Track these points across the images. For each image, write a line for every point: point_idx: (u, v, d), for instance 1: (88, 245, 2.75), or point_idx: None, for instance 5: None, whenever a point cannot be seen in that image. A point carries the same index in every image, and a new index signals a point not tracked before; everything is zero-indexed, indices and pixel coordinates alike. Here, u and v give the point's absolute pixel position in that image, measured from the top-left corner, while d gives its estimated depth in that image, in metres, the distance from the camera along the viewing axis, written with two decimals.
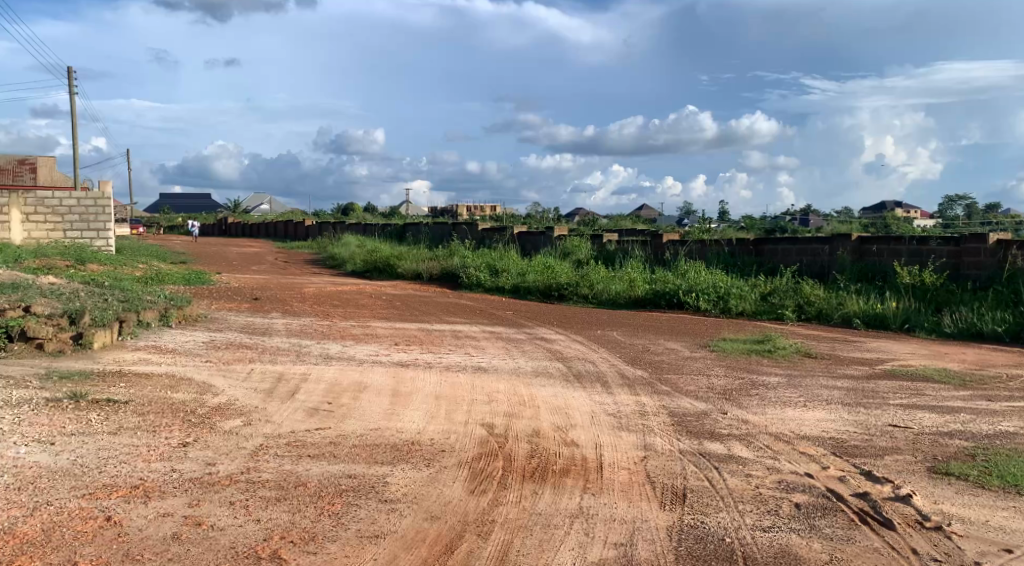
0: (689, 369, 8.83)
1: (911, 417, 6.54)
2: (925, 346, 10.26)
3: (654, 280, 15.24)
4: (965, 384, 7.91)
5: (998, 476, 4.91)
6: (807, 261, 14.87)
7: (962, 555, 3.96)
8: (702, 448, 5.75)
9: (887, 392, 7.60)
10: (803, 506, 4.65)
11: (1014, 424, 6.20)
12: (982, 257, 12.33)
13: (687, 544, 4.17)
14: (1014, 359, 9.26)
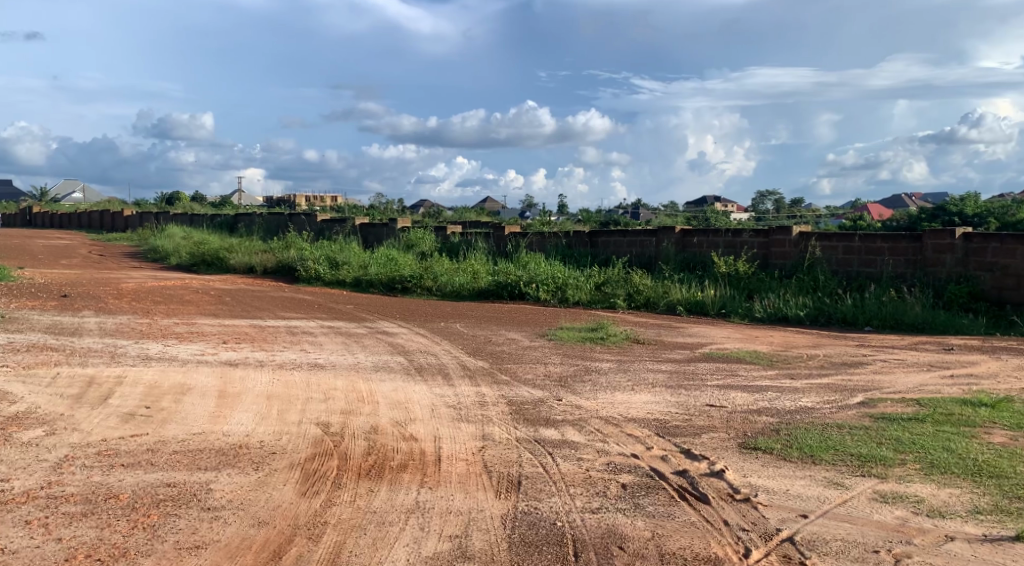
0: (527, 358, 9.05)
1: (725, 396, 7.08)
2: (740, 330, 11.07)
3: (496, 272, 15.47)
4: (773, 364, 8.63)
5: (797, 448, 5.40)
6: (636, 252, 15.64)
7: (766, 523, 4.30)
8: (537, 435, 5.90)
9: (706, 373, 8.17)
10: (628, 486, 4.89)
11: (812, 400, 6.85)
12: (787, 248, 13.48)
13: (520, 531, 4.27)
14: (815, 340, 10.21)
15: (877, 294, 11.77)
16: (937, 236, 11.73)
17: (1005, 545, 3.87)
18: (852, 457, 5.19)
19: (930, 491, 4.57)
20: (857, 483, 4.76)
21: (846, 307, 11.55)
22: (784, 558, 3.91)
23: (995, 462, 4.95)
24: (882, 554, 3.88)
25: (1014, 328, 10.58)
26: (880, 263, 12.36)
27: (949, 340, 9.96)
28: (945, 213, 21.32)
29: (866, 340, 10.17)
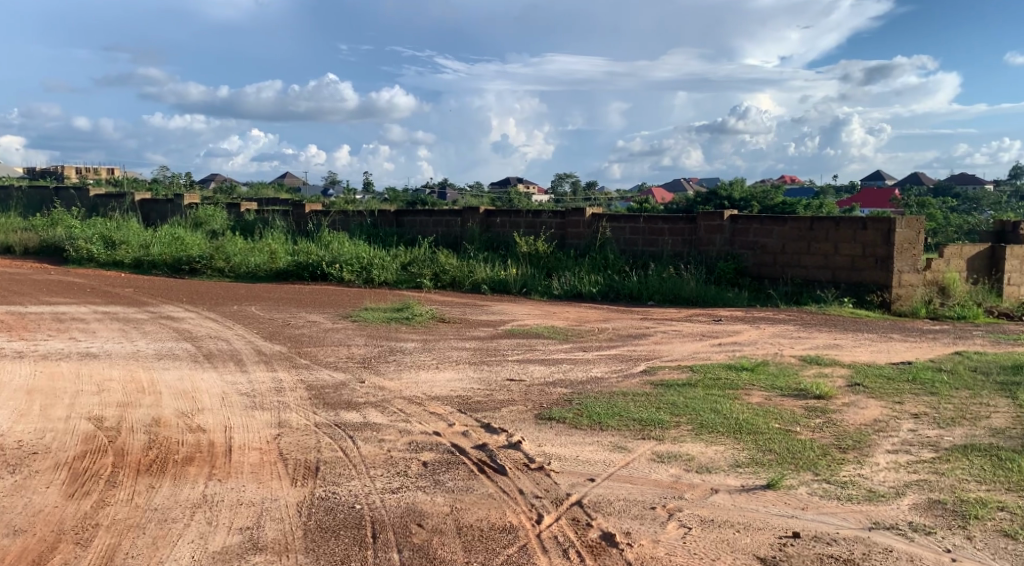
0: (328, 340, 8.83)
1: (524, 370, 7.36)
2: (540, 307, 11.50)
3: (295, 252, 14.91)
4: (568, 338, 9.07)
5: (587, 416, 5.72)
6: (442, 232, 15.73)
7: (558, 489, 4.53)
8: (337, 419, 5.79)
9: (507, 349, 8.43)
10: (429, 463, 4.94)
11: (602, 370, 7.29)
12: (581, 228, 14.13)
13: (316, 517, 4.18)
14: (606, 315, 10.83)
15: (659, 271, 12.70)
16: (709, 218, 12.84)
17: (759, 493, 4.35)
18: (634, 421, 5.59)
19: (700, 450, 5.02)
20: (638, 446, 5.13)
21: (633, 284, 12.35)
22: (573, 521, 4.13)
23: (753, 420, 5.53)
24: (658, 510, 4.21)
25: (772, 300, 11.85)
26: (662, 243, 13.33)
27: (719, 312, 10.97)
28: (717, 197, 23.43)
29: (650, 313, 10.95)
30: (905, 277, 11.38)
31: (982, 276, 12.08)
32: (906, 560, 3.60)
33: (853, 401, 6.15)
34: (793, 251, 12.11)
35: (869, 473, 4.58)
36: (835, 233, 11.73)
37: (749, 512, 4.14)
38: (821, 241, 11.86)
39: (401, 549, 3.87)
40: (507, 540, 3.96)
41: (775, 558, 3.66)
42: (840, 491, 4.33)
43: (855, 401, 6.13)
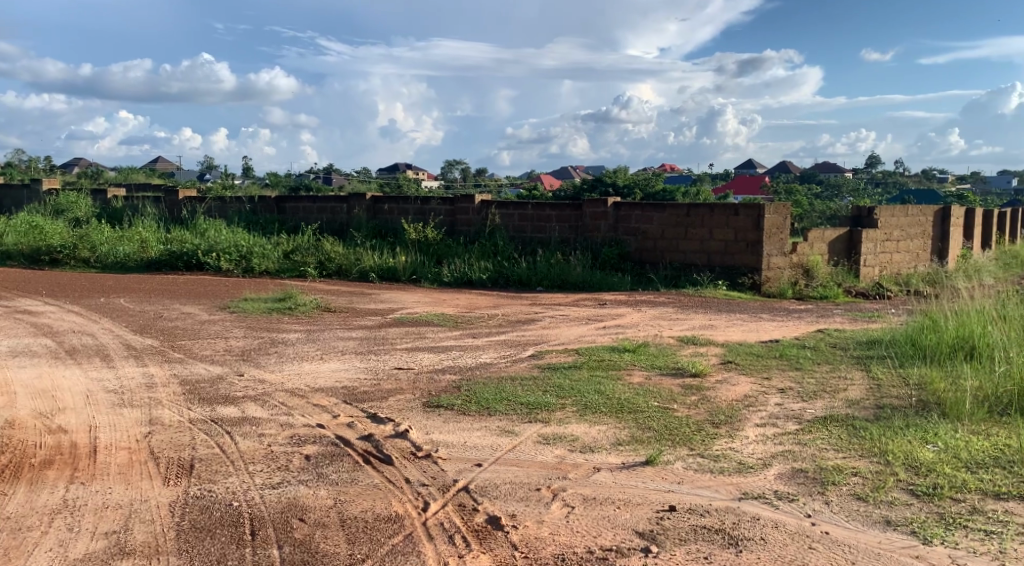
0: (205, 333, 8.46)
1: (412, 358, 7.30)
2: (429, 295, 11.42)
3: (169, 240, 14.19)
4: (457, 325, 9.06)
5: (475, 402, 5.73)
6: (326, 219, 15.35)
7: (444, 476, 4.52)
8: (214, 415, 5.56)
9: (395, 337, 8.34)
10: (312, 456, 4.82)
11: (491, 356, 7.33)
12: (470, 215, 14.12)
13: (190, 517, 4.00)
14: (494, 301, 10.88)
15: (546, 257, 12.87)
16: (594, 205, 13.10)
17: (639, 469, 4.49)
18: (521, 405, 5.65)
19: (583, 430, 5.13)
20: (524, 429, 5.19)
21: (521, 270, 12.46)
22: (459, 507, 4.13)
23: (634, 400, 5.71)
24: (543, 491, 4.28)
25: (653, 284, 12.25)
26: (549, 229, 13.50)
27: (603, 296, 11.23)
28: (602, 184, 23.98)
29: (538, 299, 11.08)
30: (774, 260, 12.01)
31: (842, 258, 12.91)
32: (771, 526, 3.80)
33: (726, 378, 6.46)
34: (672, 237, 12.54)
35: (740, 446, 4.82)
36: (710, 219, 12.23)
37: (629, 488, 4.27)
38: (698, 226, 12.33)
39: (281, 545, 3.77)
40: (392, 530, 3.92)
41: (653, 532, 3.79)
42: (712, 464, 4.54)
43: (727, 378, 6.44)
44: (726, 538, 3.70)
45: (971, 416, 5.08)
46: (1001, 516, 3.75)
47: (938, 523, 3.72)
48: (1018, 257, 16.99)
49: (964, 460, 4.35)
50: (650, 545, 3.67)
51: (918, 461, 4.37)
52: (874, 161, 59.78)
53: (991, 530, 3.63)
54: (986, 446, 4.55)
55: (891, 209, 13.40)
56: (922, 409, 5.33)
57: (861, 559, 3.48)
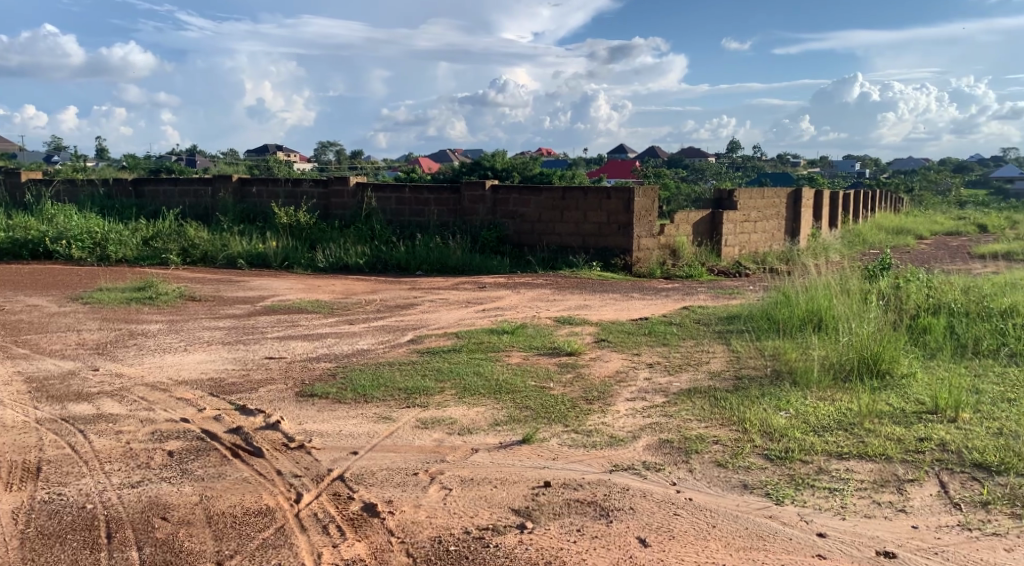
0: (55, 326, 7.88)
1: (285, 347, 7.08)
2: (303, 281, 11.10)
3: (11, 227, 13.10)
4: (332, 311, 8.86)
5: (351, 389, 5.63)
6: (189, 203, 14.60)
7: (318, 466, 4.41)
8: (64, 413, 5.19)
9: (266, 326, 8.05)
10: (176, 452, 4.60)
11: (368, 342, 7.22)
12: (345, 198, 13.80)
13: (37, 524, 3.73)
14: (371, 286, 10.72)
15: (424, 240, 12.77)
16: (471, 188, 13.10)
17: (515, 448, 4.55)
18: (399, 390, 5.60)
19: (462, 413, 5.14)
20: (402, 414, 5.14)
21: (399, 254, 12.32)
22: (333, 496, 4.05)
23: (511, 380, 5.77)
24: (420, 475, 4.26)
25: (530, 267, 12.42)
26: (427, 212, 13.40)
27: (482, 279, 11.28)
28: (480, 167, 24.05)
29: (416, 283, 11.00)
30: (643, 242, 12.43)
31: (705, 239, 13.52)
32: (639, 496, 3.95)
33: (599, 355, 6.65)
34: (547, 219, 12.74)
35: (612, 420, 4.97)
36: (583, 202, 12.50)
37: (505, 467, 4.32)
38: (572, 209, 12.58)
39: (141, 546, 3.58)
40: (263, 523, 3.80)
41: (527, 509, 3.84)
42: (585, 439, 4.66)
43: (600, 355, 6.62)
44: (597, 510, 3.81)
45: (819, 382, 5.48)
46: (843, 474, 4.06)
47: (789, 484, 3.99)
48: (861, 236, 18.41)
49: (812, 424, 4.68)
50: (525, 521, 3.73)
51: (772, 427, 4.66)
52: (735, 146, 63.02)
53: (834, 488, 3.92)
54: (831, 410, 4.91)
55: (750, 192, 14.16)
56: (775, 378, 5.69)
57: (721, 522, 3.68)
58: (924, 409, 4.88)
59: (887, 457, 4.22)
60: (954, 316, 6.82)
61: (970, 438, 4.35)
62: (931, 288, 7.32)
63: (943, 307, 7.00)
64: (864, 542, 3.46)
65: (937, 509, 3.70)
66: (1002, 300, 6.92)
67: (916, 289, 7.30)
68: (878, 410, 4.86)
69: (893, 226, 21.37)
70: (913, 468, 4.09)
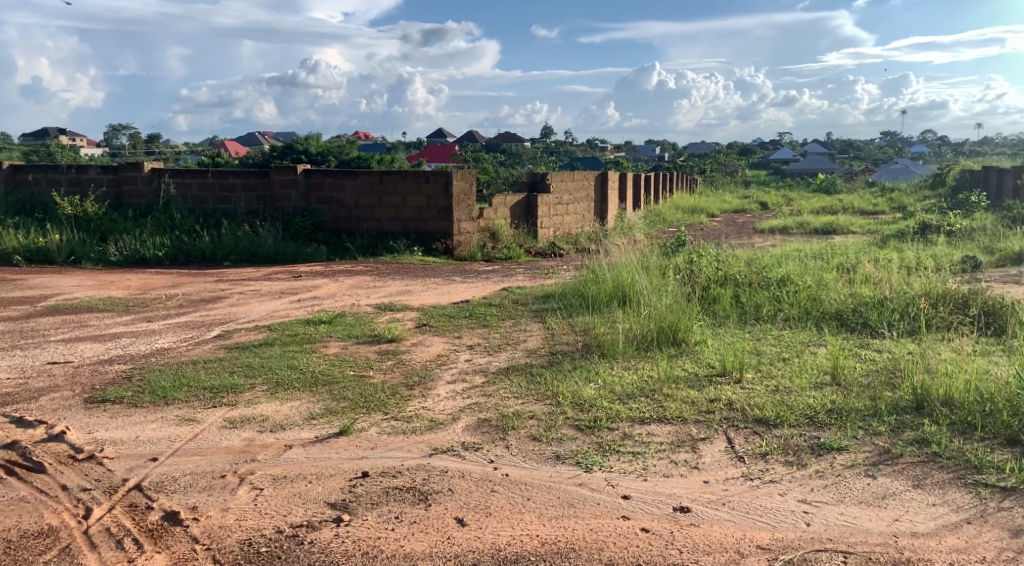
0: None
1: (71, 350, 6.46)
2: (92, 277, 10.17)
3: None
4: (128, 309, 8.20)
5: (150, 392, 5.24)
6: None
7: (111, 478, 4.07)
8: None
9: (48, 328, 7.30)
10: None
11: (169, 340, 6.75)
12: (139, 185, 12.77)
13: None
14: (173, 280, 10.03)
15: (231, 229, 12.11)
16: (281, 173, 12.57)
17: (332, 441, 4.44)
18: (204, 390, 5.28)
19: (274, 409, 4.95)
20: (207, 415, 4.86)
21: (203, 244, 11.61)
22: (129, 508, 3.76)
23: (328, 371, 5.63)
24: (228, 477, 4.05)
25: (349, 253, 12.15)
26: (234, 200, 12.69)
27: (297, 268, 10.90)
28: (293, 151, 23.14)
29: (224, 275, 10.42)
30: (463, 225, 12.52)
31: (522, 222, 13.84)
32: (458, 476, 3.99)
33: (419, 340, 6.64)
34: (364, 205, 12.50)
35: (431, 404, 4.99)
36: (401, 187, 12.38)
37: (321, 461, 4.21)
38: (389, 194, 12.42)
39: None
40: (45, 546, 3.46)
41: (344, 502, 3.77)
42: (405, 426, 4.64)
43: (421, 340, 6.61)
44: (416, 494, 3.82)
45: (624, 354, 5.80)
46: (645, 438, 4.34)
47: (597, 451, 4.20)
48: (662, 216, 19.66)
49: (618, 393, 4.95)
50: (341, 514, 3.66)
51: (582, 399, 4.87)
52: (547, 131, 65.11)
53: (637, 452, 4.18)
54: (635, 379, 5.22)
55: (562, 176, 14.66)
56: (585, 351, 5.97)
57: (535, 494, 3.80)
58: (714, 372, 5.31)
59: (683, 419, 4.55)
60: (740, 287, 7.45)
61: (752, 396, 4.79)
62: (719, 262, 7.95)
63: (730, 278, 7.63)
64: (663, 501, 3.71)
65: (724, 463, 4.04)
66: (778, 271, 7.64)
67: (707, 263, 7.90)
68: (675, 376, 5.23)
69: (689, 205, 23.02)
70: (704, 427, 4.44)
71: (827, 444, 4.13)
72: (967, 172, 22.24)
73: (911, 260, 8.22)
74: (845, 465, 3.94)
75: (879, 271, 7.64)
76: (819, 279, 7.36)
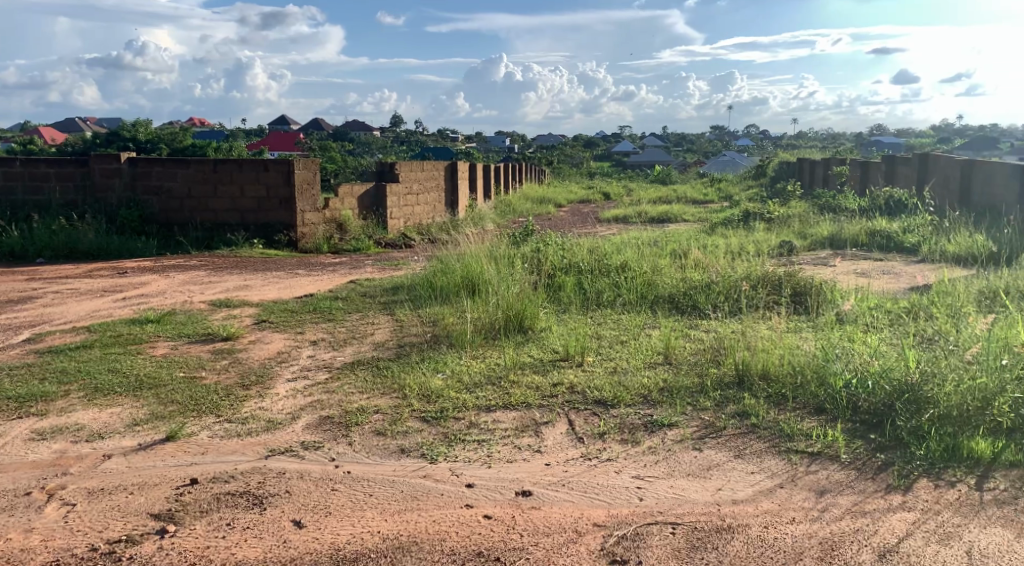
0: None
1: None
2: None
3: None
4: None
5: None
6: None
7: None
8: None
9: None
10: None
11: None
12: None
13: None
14: None
15: (44, 222, 11.09)
16: (102, 161, 11.66)
17: (157, 448, 4.17)
18: (9, 400, 4.80)
19: (91, 417, 4.57)
20: (13, 427, 4.43)
21: (11, 239, 10.57)
22: None
23: (155, 374, 5.28)
24: (35, 495, 3.70)
25: (181, 248, 11.45)
26: (47, 190, 11.63)
27: (122, 264, 10.15)
28: (118, 139, 21.51)
29: (36, 272, 9.54)
30: (306, 216, 12.11)
31: (370, 212, 13.58)
32: (297, 477, 3.86)
33: (258, 337, 6.36)
34: (197, 196, 11.82)
35: (269, 404, 4.79)
36: (238, 176, 11.80)
37: (145, 470, 3.94)
38: (224, 184, 11.81)
39: None
40: None
41: (170, 512, 3.54)
42: (240, 428, 4.43)
43: (260, 338, 6.34)
44: (250, 499, 3.66)
45: (471, 343, 5.83)
46: (490, 425, 4.38)
47: (442, 442, 4.19)
48: (511, 206, 19.93)
49: (464, 383, 4.96)
50: (166, 525, 3.45)
51: (429, 390, 4.85)
52: (396, 121, 64.41)
53: (482, 439, 4.21)
54: (481, 367, 5.26)
55: (410, 166, 14.50)
56: (433, 342, 5.95)
57: (377, 490, 3.74)
58: (558, 357, 5.44)
59: (527, 404, 4.63)
60: (583, 274, 7.68)
61: (592, 379, 4.95)
62: (563, 250, 8.15)
63: (574, 266, 7.84)
64: (505, 486, 3.76)
65: (565, 445, 4.15)
66: (618, 258, 7.94)
67: (552, 252, 8.08)
68: (521, 362, 5.31)
69: (536, 195, 23.49)
70: (547, 411, 4.54)
71: (659, 421, 4.34)
72: (784, 164, 24.11)
73: (736, 246, 8.80)
74: (676, 440, 4.15)
75: (708, 256, 8.11)
76: (654, 265, 7.71)
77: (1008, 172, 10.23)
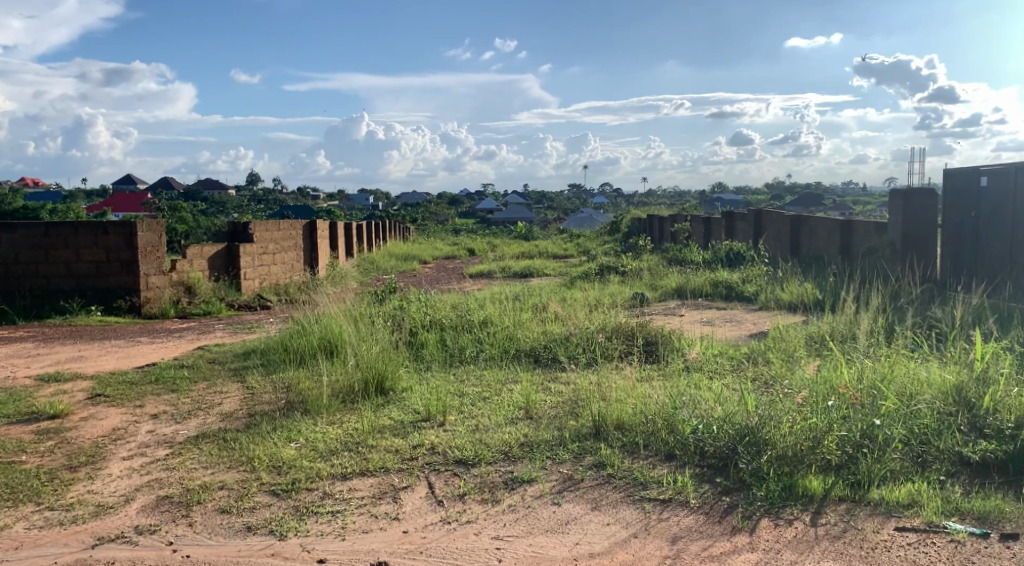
0: None
1: None
2: None
3: None
4: None
5: None
6: None
7: None
8: None
9: None
10: None
11: None
12: None
13: None
14: None
15: None
16: None
17: None
18: None
19: None
20: None
21: None
22: None
23: None
24: None
25: (6, 318, 10.49)
26: None
27: None
28: None
29: None
30: (151, 280, 11.43)
31: (222, 274, 13.01)
32: None
33: (91, 413, 5.87)
34: (26, 262, 10.93)
35: (100, 487, 4.40)
36: (73, 240, 11.04)
37: None
38: (57, 249, 11.00)
39: None
40: None
41: None
42: (64, 515, 4.04)
43: (93, 414, 5.86)
44: None
45: (328, 408, 5.62)
46: (346, 495, 4.21)
47: (292, 516, 3.98)
48: (374, 264, 19.71)
49: (319, 451, 4.77)
50: None
51: (280, 461, 4.62)
52: (252, 180, 62.73)
53: (336, 510, 4.03)
54: (337, 433, 5.08)
55: (265, 226, 14.06)
56: (287, 410, 5.68)
57: None
58: (418, 418, 5.34)
59: (386, 469, 4.50)
60: (444, 331, 7.65)
61: (452, 438, 4.89)
62: (426, 308, 8.10)
63: (435, 322, 7.80)
64: (359, 559, 3.61)
65: (424, 510, 4.05)
66: (478, 313, 7.97)
67: (414, 310, 8.01)
68: (379, 426, 5.17)
69: (401, 253, 23.38)
70: (406, 475, 4.43)
71: (519, 477, 4.33)
72: (636, 221, 25.28)
73: (592, 298, 9.08)
74: (535, 496, 4.15)
75: (565, 309, 8.31)
76: (514, 319, 7.79)
77: (832, 226, 11.15)
